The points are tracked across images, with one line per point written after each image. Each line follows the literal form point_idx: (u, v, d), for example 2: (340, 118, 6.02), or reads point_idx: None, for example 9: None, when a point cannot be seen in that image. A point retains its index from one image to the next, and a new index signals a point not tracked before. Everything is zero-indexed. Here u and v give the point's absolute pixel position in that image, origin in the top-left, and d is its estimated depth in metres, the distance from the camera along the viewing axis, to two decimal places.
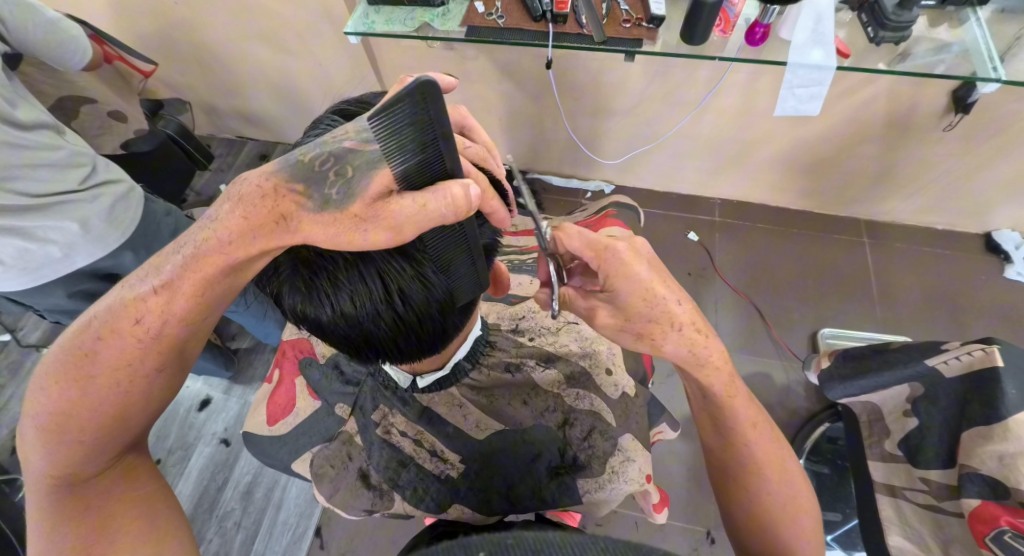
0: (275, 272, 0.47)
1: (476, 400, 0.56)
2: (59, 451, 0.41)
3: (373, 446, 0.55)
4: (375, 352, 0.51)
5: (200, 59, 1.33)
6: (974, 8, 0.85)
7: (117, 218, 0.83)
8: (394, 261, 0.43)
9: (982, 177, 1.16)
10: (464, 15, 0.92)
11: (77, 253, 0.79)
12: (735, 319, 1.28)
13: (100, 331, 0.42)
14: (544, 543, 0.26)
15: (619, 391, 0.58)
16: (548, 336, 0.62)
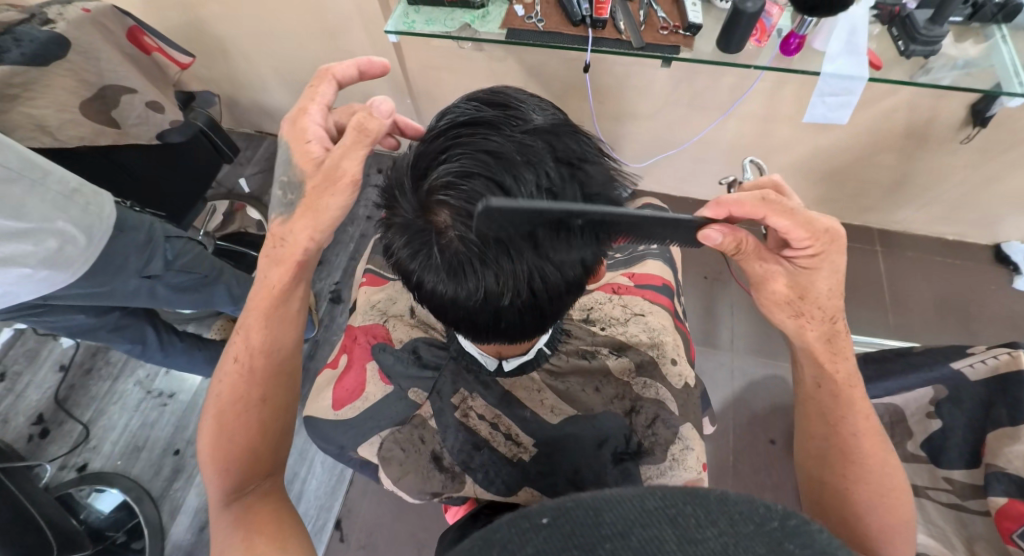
0: (412, 255, 0.47)
1: (555, 385, 0.57)
2: (227, 468, 0.50)
3: (448, 429, 0.56)
4: (497, 330, 0.50)
5: (228, 52, 1.34)
6: (999, 25, 0.88)
7: (64, 260, 0.76)
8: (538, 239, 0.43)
9: (996, 189, 1.20)
10: (505, 18, 0.92)
11: (12, 293, 0.73)
12: (751, 322, 1.31)
13: (238, 349, 0.54)
14: (605, 501, 0.23)
15: (681, 381, 0.61)
16: (617, 326, 0.65)
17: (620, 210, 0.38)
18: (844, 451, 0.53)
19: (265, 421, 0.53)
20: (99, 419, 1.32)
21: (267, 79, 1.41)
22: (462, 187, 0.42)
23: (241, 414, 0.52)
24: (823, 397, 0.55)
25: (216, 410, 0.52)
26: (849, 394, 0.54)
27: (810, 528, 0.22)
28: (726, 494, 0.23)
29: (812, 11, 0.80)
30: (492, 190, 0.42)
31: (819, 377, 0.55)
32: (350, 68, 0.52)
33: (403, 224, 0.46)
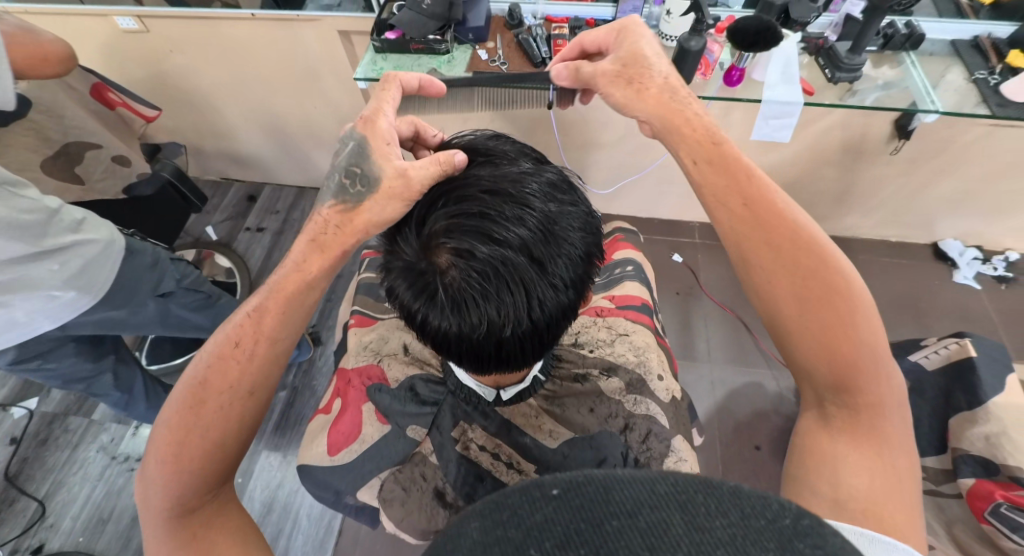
0: (416, 295, 0.48)
1: (551, 410, 0.59)
2: (182, 475, 0.42)
3: (449, 463, 0.57)
4: (500, 362, 0.51)
5: (193, 103, 1.34)
6: (909, 52, 1.00)
7: (85, 281, 0.79)
8: (534, 270, 0.45)
9: (928, 192, 1.31)
10: (469, 62, 0.96)
11: (36, 320, 0.75)
12: (725, 333, 1.36)
13: (241, 327, 0.45)
14: (615, 481, 0.26)
15: (668, 395, 0.63)
16: (604, 347, 0.67)
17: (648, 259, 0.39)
18: (786, 306, 0.43)
19: (245, 416, 0.45)
20: (58, 492, 1.24)
21: (234, 127, 1.42)
22: (460, 228, 0.45)
23: (223, 406, 0.44)
24: (735, 244, 0.45)
25: (190, 393, 0.44)
26: (775, 226, 0.44)
27: (822, 528, 0.25)
28: (739, 488, 0.26)
29: (750, 48, 0.89)
30: (488, 228, 0.45)
31: (725, 224, 0.46)
32: (414, 78, 0.55)
33: (405, 267, 0.48)
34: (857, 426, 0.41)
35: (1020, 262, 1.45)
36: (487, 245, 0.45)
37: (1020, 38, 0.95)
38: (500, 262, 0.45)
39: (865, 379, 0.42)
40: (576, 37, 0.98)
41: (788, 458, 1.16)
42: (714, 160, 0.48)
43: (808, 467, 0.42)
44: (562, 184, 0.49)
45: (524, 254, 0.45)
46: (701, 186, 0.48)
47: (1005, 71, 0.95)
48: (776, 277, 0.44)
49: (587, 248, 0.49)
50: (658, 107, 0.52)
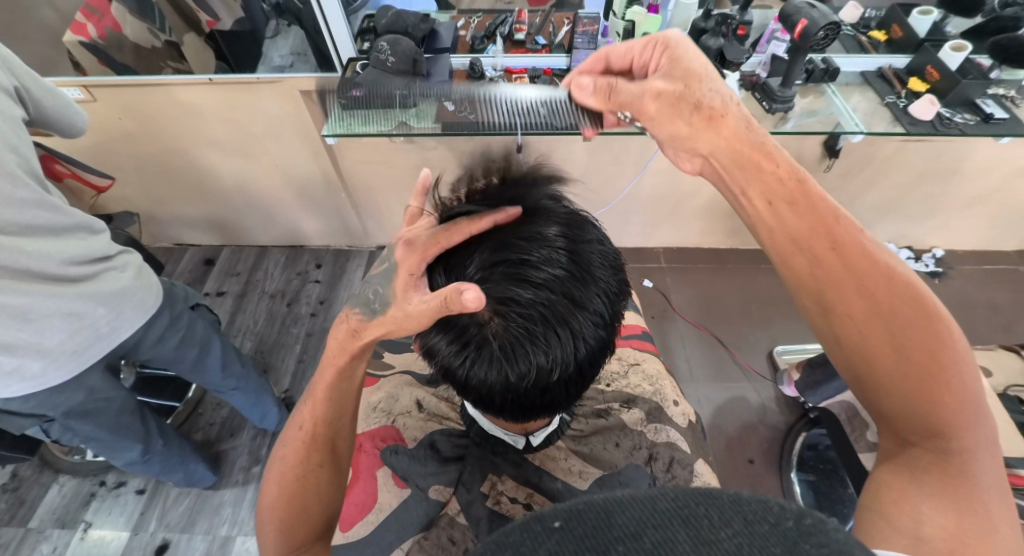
0: (458, 351, 0.47)
1: (579, 449, 0.59)
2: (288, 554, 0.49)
3: (480, 521, 0.54)
4: (542, 404, 0.50)
5: (142, 171, 1.28)
6: (828, 83, 1.12)
7: (145, 285, 0.87)
8: (577, 312, 0.46)
9: (861, 203, 1.44)
10: (437, 112, 0.99)
11: (118, 329, 0.83)
12: (702, 351, 1.40)
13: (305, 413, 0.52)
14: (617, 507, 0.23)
15: (685, 419, 0.65)
16: (620, 379, 0.67)
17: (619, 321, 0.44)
18: (874, 347, 0.44)
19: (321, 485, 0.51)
20: None
21: (188, 192, 1.37)
22: (496, 276, 0.45)
23: (297, 480, 0.50)
24: (819, 288, 0.47)
25: (284, 482, 0.50)
26: (862, 267, 0.46)
27: (827, 527, 0.22)
28: (739, 494, 0.23)
29: None
30: (525, 271, 0.45)
31: (813, 267, 0.47)
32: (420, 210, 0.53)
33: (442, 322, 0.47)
34: (943, 467, 0.41)
35: (946, 257, 1.61)
36: (529, 289, 0.45)
37: (916, 66, 1.09)
38: (543, 305, 0.45)
39: (955, 421, 0.41)
40: (536, 85, 1.03)
41: (782, 468, 1.18)
42: (796, 200, 0.49)
43: (880, 509, 0.41)
44: (588, 229, 0.50)
45: (564, 296, 0.46)
46: (774, 226, 0.50)
47: (909, 95, 1.08)
48: (865, 324, 0.45)
49: (617, 282, 0.50)
50: (727, 142, 0.52)
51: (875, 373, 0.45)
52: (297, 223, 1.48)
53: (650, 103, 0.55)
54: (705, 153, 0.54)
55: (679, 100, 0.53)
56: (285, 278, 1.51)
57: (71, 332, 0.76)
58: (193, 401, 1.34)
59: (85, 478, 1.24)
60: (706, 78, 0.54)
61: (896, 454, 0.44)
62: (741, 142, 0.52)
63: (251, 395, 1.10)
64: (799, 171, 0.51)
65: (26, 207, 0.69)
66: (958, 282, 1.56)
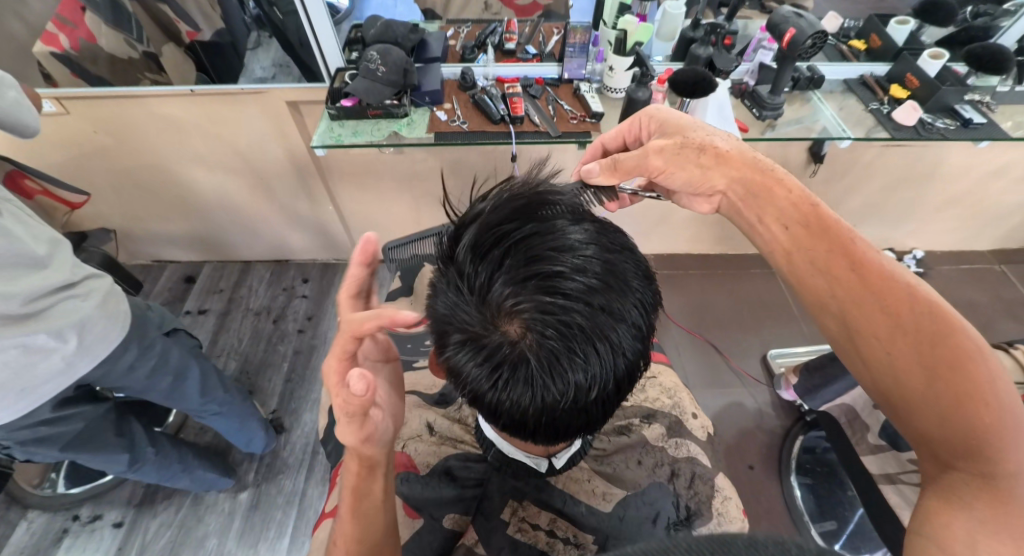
0: (490, 373, 0.45)
1: (602, 469, 0.56)
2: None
3: (501, 552, 0.52)
4: (577, 425, 0.48)
5: (116, 187, 1.23)
6: (813, 91, 1.13)
7: (110, 315, 0.80)
8: (616, 326, 0.44)
9: (845, 208, 1.46)
10: (429, 122, 0.97)
11: (75, 366, 0.77)
12: (697, 358, 1.40)
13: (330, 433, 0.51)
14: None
15: (705, 433, 0.63)
16: (638, 392, 0.65)
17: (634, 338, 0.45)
18: (909, 375, 0.45)
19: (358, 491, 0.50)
20: None
21: (166, 208, 1.31)
22: (529, 290, 0.44)
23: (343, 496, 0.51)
24: (858, 331, 0.48)
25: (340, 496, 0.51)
26: (879, 283, 0.49)
27: None
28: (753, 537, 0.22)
29: (691, 96, 0.97)
30: (559, 281, 0.43)
31: (838, 296, 0.50)
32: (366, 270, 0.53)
33: (471, 342, 0.45)
34: (990, 487, 0.38)
35: (926, 258, 1.64)
36: (562, 299, 0.43)
37: (896, 74, 1.11)
38: (580, 319, 0.43)
39: (986, 430, 0.40)
40: (528, 94, 1.02)
41: (781, 473, 1.18)
42: (812, 223, 0.55)
43: (931, 533, 0.37)
44: (616, 236, 0.48)
45: (602, 308, 0.44)
46: (791, 248, 0.55)
47: (891, 101, 1.09)
48: (913, 356, 0.45)
49: (652, 293, 0.49)
50: (736, 174, 0.61)
51: (906, 391, 0.45)
52: (283, 238, 1.44)
53: (663, 156, 0.62)
54: (721, 189, 0.62)
55: (683, 146, 0.63)
56: (270, 296, 1.46)
57: (17, 368, 0.70)
58: (174, 425, 1.27)
59: (57, 513, 1.17)
60: (700, 130, 0.65)
61: (939, 480, 0.41)
62: (742, 174, 0.61)
63: (234, 420, 1.05)
64: (801, 199, 0.57)
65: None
66: (937, 282, 1.59)
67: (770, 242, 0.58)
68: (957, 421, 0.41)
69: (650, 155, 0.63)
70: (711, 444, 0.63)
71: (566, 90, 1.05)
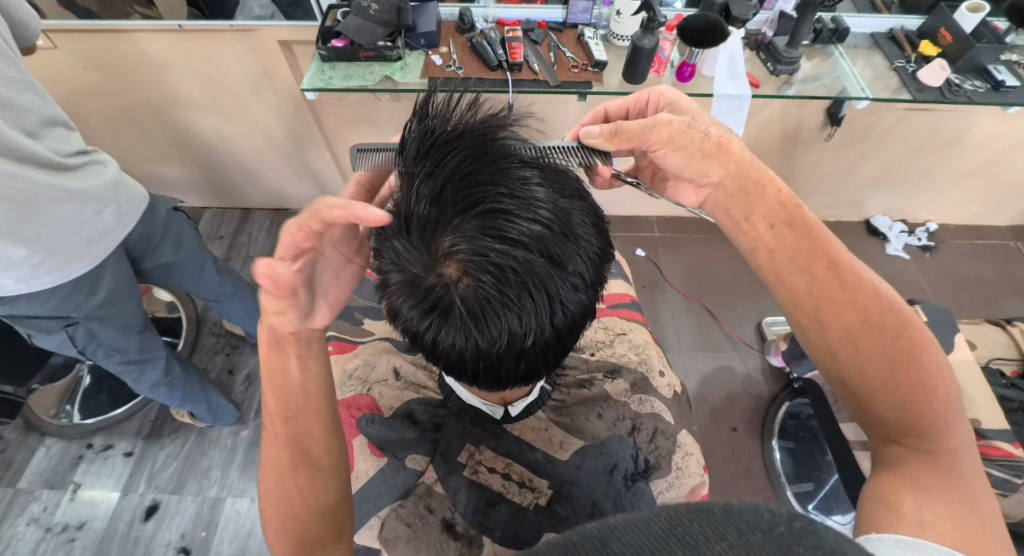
0: (425, 314, 0.45)
1: (560, 420, 0.58)
2: (275, 500, 0.47)
3: (458, 491, 0.54)
4: (516, 371, 0.49)
5: (113, 126, 1.22)
6: (835, 46, 1.05)
7: (131, 181, 0.85)
8: (554, 274, 0.44)
9: (859, 174, 1.41)
10: (423, 67, 0.94)
11: (99, 241, 0.78)
12: (691, 321, 1.40)
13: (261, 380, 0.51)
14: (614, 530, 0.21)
15: (671, 390, 0.64)
16: (605, 349, 0.67)
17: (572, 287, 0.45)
18: (868, 356, 0.45)
19: (295, 436, 0.49)
20: None
21: (164, 150, 1.31)
22: (467, 232, 0.43)
23: (272, 436, 0.49)
24: (818, 312, 0.47)
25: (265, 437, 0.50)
26: (853, 284, 0.47)
27: (819, 530, 0.22)
28: (730, 505, 0.23)
29: (699, 45, 0.91)
30: (500, 224, 0.43)
31: (806, 282, 0.48)
32: None
33: (409, 281, 0.45)
34: (934, 462, 0.42)
35: (939, 232, 1.59)
36: (501, 243, 0.43)
37: (929, 29, 1.02)
38: (518, 265, 0.43)
39: (933, 422, 0.43)
40: (529, 40, 0.97)
41: (763, 436, 1.20)
42: (795, 223, 0.50)
43: (882, 499, 0.41)
44: (568, 184, 0.47)
45: (541, 254, 0.43)
46: (777, 249, 0.50)
47: (919, 60, 1.02)
48: (856, 338, 0.46)
49: (600, 242, 0.48)
50: (734, 167, 0.53)
51: (869, 382, 0.45)
52: (281, 185, 1.43)
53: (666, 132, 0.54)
54: (715, 179, 0.54)
55: (689, 127, 0.54)
56: (270, 243, 1.48)
57: (77, 225, 0.74)
58: (189, 345, 1.32)
59: (72, 441, 1.23)
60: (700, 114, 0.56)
61: (884, 457, 0.44)
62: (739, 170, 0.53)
63: (246, 305, 1.12)
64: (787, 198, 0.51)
65: (14, 88, 0.67)
66: (947, 258, 1.54)
67: (754, 241, 0.51)
68: (911, 410, 0.43)
69: (658, 127, 0.53)
70: (677, 400, 0.64)
71: (569, 36, 1.00)
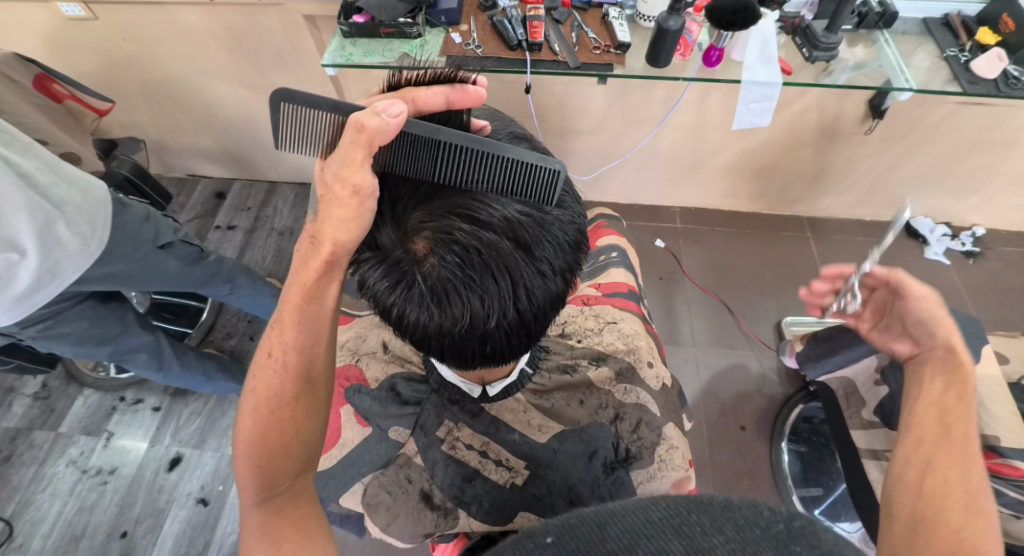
0: (392, 288, 0.46)
1: (540, 404, 0.58)
2: (262, 471, 0.44)
3: (436, 464, 0.56)
4: (481, 351, 0.49)
5: (149, 95, 1.27)
6: (882, 31, 0.98)
7: (89, 227, 0.81)
8: (520, 258, 0.44)
9: (902, 172, 1.33)
10: (442, 45, 0.93)
11: (30, 296, 0.76)
12: (706, 316, 1.37)
13: (271, 345, 0.47)
14: (615, 518, 0.22)
15: (659, 381, 0.63)
16: (593, 336, 0.67)
17: (538, 269, 0.46)
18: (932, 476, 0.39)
19: (300, 414, 0.47)
20: (26, 511, 1.17)
21: (198, 121, 1.35)
22: (437, 211, 0.44)
23: (273, 411, 0.46)
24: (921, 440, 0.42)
25: (264, 399, 0.46)
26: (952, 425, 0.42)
27: (816, 529, 0.23)
28: (728, 499, 0.23)
29: (727, 27, 0.85)
30: (469, 206, 0.43)
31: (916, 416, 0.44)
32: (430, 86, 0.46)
33: (380, 256, 0.46)
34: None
35: (985, 237, 1.49)
36: (468, 223, 0.43)
37: (989, 15, 0.94)
38: (483, 246, 0.43)
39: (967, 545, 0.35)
40: (552, 19, 0.95)
41: (772, 438, 1.18)
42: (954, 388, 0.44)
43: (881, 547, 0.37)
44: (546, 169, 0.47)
45: (507, 237, 0.44)
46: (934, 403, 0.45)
47: (975, 48, 0.93)
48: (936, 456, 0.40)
49: (574, 231, 0.48)
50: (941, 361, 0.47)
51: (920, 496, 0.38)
52: (306, 160, 1.47)
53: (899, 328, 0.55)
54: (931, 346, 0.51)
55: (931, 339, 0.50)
56: (295, 216, 1.53)
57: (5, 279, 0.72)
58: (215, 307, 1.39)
59: (107, 393, 1.32)
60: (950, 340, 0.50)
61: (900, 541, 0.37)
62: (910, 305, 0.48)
63: (248, 296, 1.15)
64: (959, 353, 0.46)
65: None
66: (993, 266, 1.45)
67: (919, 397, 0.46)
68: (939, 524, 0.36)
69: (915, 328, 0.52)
70: (667, 393, 0.64)
71: (594, 15, 0.97)
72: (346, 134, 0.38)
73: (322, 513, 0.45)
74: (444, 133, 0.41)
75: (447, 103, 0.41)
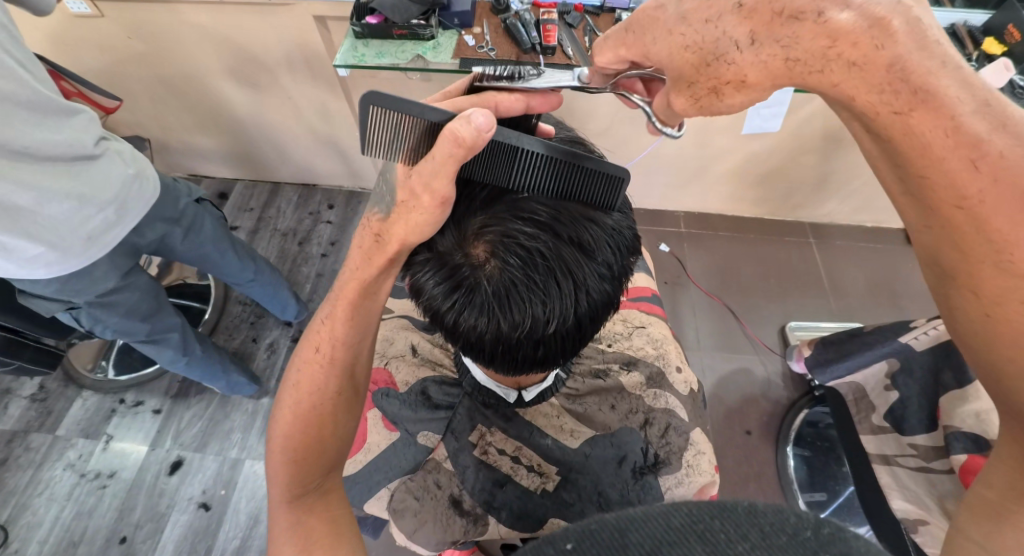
0: (450, 293, 0.46)
1: (573, 409, 0.59)
2: (297, 468, 0.43)
3: (467, 470, 0.56)
4: (531, 355, 0.50)
5: (151, 92, 1.25)
6: None
7: (140, 178, 0.83)
8: (584, 262, 0.45)
9: None
10: (455, 47, 0.93)
11: (101, 237, 0.77)
12: (711, 320, 1.38)
13: (320, 340, 0.46)
14: (632, 521, 0.20)
15: (686, 387, 0.64)
16: (623, 340, 0.67)
17: (599, 273, 0.46)
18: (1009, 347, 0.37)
19: (337, 411, 0.46)
20: (22, 516, 1.15)
21: (201, 120, 1.34)
22: (500, 215, 0.44)
23: (314, 407, 0.45)
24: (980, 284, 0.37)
25: (306, 394, 0.45)
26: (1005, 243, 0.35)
27: (847, 535, 0.20)
28: (753, 505, 0.21)
29: None
30: (534, 210, 0.43)
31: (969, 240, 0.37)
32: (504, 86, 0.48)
33: (438, 259, 0.45)
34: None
35: None
36: (532, 227, 0.43)
37: (995, 25, 0.95)
38: (547, 251, 0.43)
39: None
40: (565, 23, 0.95)
41: (778, 442, 1.18)
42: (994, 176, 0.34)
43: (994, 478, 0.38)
44: None
45: (571, 241, 0.44)
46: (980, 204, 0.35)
47: (981, 59, 0.94)
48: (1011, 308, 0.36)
49: (630, 234, 0.48)
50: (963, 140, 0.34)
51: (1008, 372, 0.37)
52: (310, 160, 1.45)
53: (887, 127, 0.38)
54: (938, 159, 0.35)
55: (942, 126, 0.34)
56: (298, 217, 1.52)
57: (79, 221, 0.73)
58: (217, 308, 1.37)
59: (106, 395, 1.30)
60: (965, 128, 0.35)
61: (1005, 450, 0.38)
62: (892, 80, 0.34)
63: (268, 287, 1.16)
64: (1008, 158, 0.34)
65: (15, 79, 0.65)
66: None
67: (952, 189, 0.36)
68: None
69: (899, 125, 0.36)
70: (694, 399, 0.64)
71: (606, 20, 0.97)
72: (442, 146, 0.35)
73: (350, 516, 0.44)
74: (526, 141, 0.38)
75: (526, 108, 0.44)
